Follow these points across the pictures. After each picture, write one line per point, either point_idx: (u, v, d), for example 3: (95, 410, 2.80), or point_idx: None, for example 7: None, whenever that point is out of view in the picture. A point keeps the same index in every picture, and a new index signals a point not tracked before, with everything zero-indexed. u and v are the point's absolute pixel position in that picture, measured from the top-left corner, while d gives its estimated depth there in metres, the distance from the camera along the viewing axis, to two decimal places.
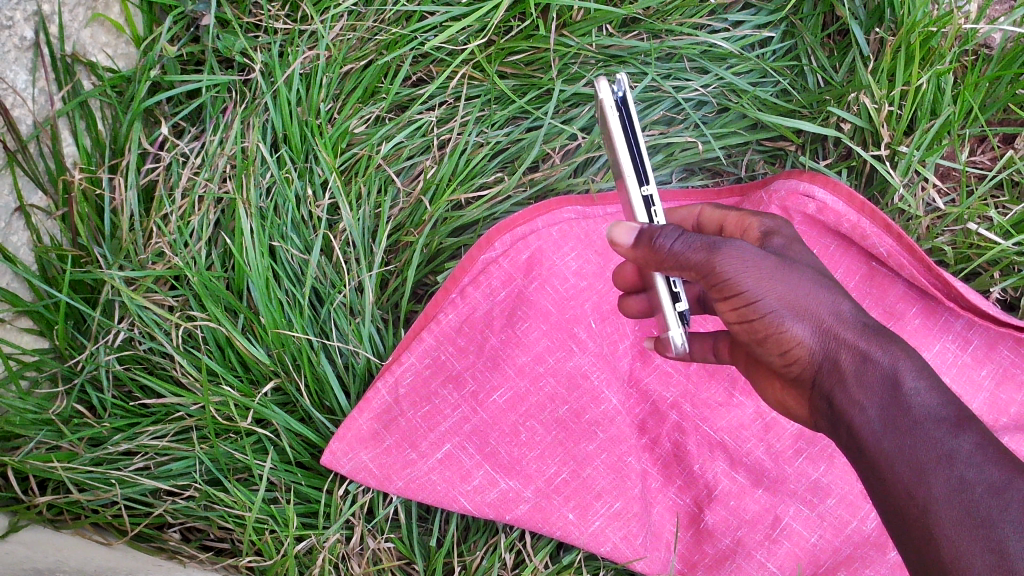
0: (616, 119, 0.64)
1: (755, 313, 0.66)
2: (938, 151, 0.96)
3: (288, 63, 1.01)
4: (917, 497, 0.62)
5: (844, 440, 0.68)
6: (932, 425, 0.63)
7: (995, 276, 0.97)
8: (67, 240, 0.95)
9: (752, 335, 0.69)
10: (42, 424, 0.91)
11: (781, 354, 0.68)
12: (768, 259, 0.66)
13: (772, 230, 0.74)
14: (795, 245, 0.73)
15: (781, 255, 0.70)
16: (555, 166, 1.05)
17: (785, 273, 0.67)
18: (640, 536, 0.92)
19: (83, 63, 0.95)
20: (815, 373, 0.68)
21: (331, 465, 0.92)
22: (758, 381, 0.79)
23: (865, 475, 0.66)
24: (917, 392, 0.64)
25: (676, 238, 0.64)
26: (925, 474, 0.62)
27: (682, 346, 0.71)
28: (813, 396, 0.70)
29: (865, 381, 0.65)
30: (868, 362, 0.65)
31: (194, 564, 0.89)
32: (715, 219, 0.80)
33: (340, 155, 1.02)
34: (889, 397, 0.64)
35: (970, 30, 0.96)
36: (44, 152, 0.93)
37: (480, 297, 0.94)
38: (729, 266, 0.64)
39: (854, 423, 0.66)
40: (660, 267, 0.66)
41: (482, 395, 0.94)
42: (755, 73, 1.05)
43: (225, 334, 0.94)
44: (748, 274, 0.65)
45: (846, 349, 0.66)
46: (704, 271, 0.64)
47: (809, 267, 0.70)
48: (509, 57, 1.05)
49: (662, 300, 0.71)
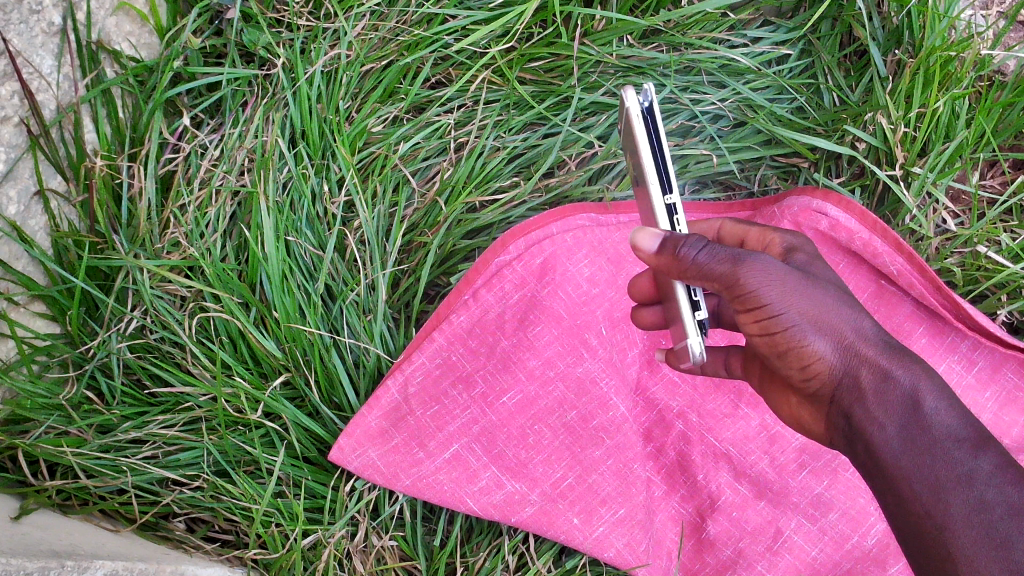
0: (641, 129, 0.63)
1: (776, 327, 0.67)
2: (950, 174, 0.97)
3: (310, 60, 1.01)
4: (935, 516, 0.63)
5: (861, 456, 0.68)
6: (952, 443, 0.64)
7: (1001, 299, 0.99)
8: (84, 226, 0.95)
9: (772, 349, 0.69)
10: (52, 408, 0.90)
11: (801, 368, 0.69)
12: (790, 273, 0.67)
13: (794, 246, 0.76)
14: (816, 260, 0.75)
15: (806, 271, 0.72)
16: (570, 173, 1.05)
17: (807, 289, 0.68)
18: (643, 543, 0.92)
19: (108, 51, 0.95)
20: (834, 390, 0.69)
21: (338, 460, 0.92)
22: (772, 395, 0.80)
23: (881, 491, 0.67)
24: (937, 412, 0.65)
25: (701, 248, 0.64)
26: (942, 492, 0.64)
27: (701, 356, 0.69)
28: (831, 414, 0.71)
29: (886, 401, 0.66)
30: (890, 381, 0.66)
31: (199, 555, 0.89)
32: (735, 234, 0.82)
33: (357, 153, 1.02)
34: (909, 416, 0.65)
35: (986, 56, 0.97)
36: (66, 138, 0.93)
37: (493, 299, 0.95)
38: (753, 277, 0.65)
39: (873, 441, 0.66)
40: (682, 276, 0.66)
41: (491, 397, 0.95)
42: (772, 90, 1.06)
43: (238, 327, 0.94)
44: (772, 287, 0.65)
45: (866, 366, 0.67)
46: (727, 281, 0.65)
47: (826, 281, 0.71)
48: (529, 63, 1.07)
49: (682, 310, 0.70)
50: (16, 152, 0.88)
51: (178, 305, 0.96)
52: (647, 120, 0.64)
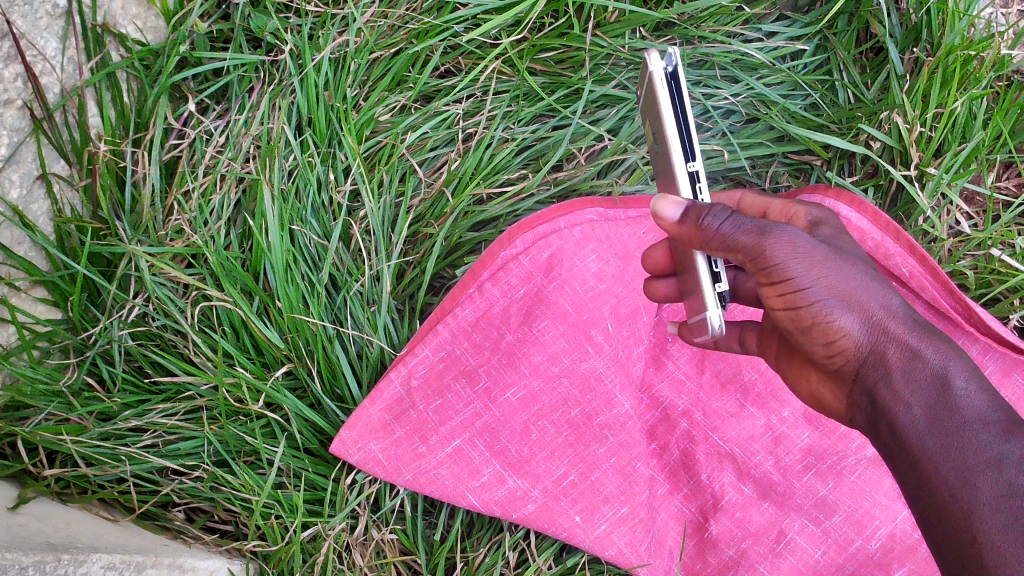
0: (664, 94, 0.62)
1: (801, 301, 0.66)
2: (966, 175, 0.95)
3: (318, 46, 1.00)
4: (961, 501, 0.62)
5: (884, 438, 0.68)
6: (982, 428, 0.63)
7: (1014, 304, 0.97)
8: (87, 211, 0.94)
9: (796, 323, 0.68)
10: (52, 395, 0.90)
11: (825, 344, 0.68)
12: (817, 248, 0.66)
13: (820, 220, 0.76)
14: (841, 235, 0.75)
15: (830, 245, 0.70)
16: (578, 167, 1.04)
17: (834, 264, 0.67)
18: (645, 542, 0.90)
19: (113, 34, 0.94)
20: (859, 366, 0.68)
21: (339, 453, 0.91)
22: (791, 373, 0.79)
23: (904, 475, 0.66)
24: (967, 395, 0.64)
25: (726, 219, 0.63)
26: (970, 477, 0.62)
27: (720, 328, 0.67)
28: (854, 391, 0.70)
29: (912, 380, 0.65)
30: (918, 360, 0.66)
31: (198, 545, 0.89)
32: (758, 207, 0.82)
33: (364, 142, 1.01)
34: (938, 397, 0.65)
35: (1006, 55, 0.95)
36: (70, 122, 0.92)
37: (498, 293, 0.95)
38: (779, 250, 0.64)
39: (899, 422, 0.66)
40: (703, 247, 0.65)
41: (495, 392, 0.94)
42: (786, 85, 1.05)
43: (241, 316, 0.93)
44: (798, 260, 0.65)
45: (894, 344, 0.66)
46: (751, 252, 0.64)
47: (854, 256, 0.70)
48: (541, 53, 1.05)
49: (702, 280, 0.68)
50: (19, 136, 0.88)
51: (180, 293, 0.95)
52: (671, 84, 0.64)
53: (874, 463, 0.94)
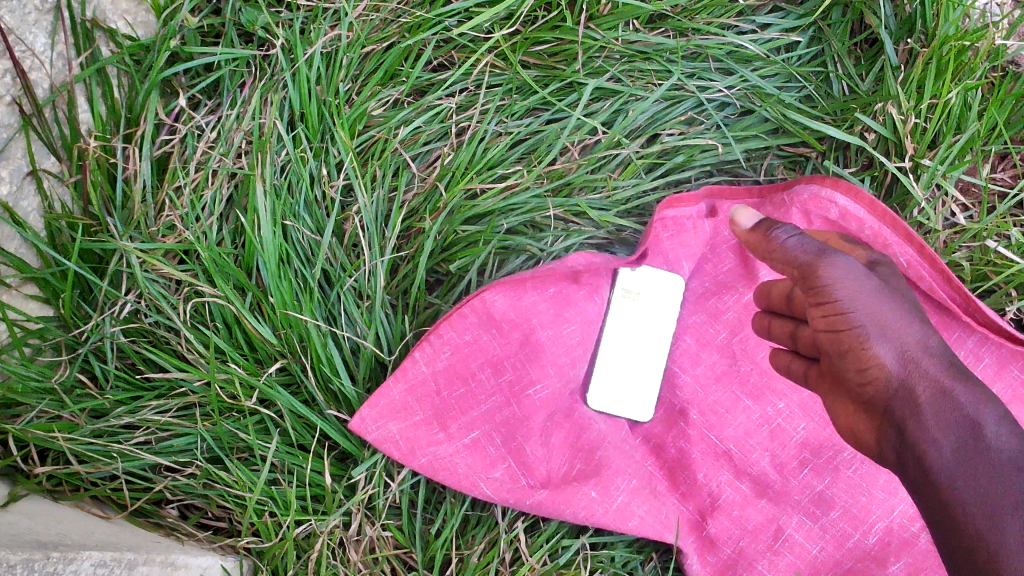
0: None
1: (843, 324, 0.70)
2: (961, 166, 0.95)
3: (310, 40, 0.99)
4: (989, 539, 0.62)
5: (910, 472, 0.69)
6: (1014, 470, 0.64)
7: (1010, 295, 0.96)
8: (78, 208, 0.93)
9: (835, 347, 0.72)
10: (44, 392, 0.90)
11: (859, 370, 0.71)
12: (867, 279, 0.71)
13: (879, 261, 0.79)
14: (899, 277, 0.78)
15: (882, 281, 0.74)
16: (572, 160, 1.03)
17: (880, 298, 0.71)
18: (664, 514, 0.92)
19: (103, 29, 0.94)
20: (891, 399, 0.70)
21: (358, 430, 0.88)
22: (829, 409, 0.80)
23: (930, 512, 0.67)
24: (998, 437, 0.65)
25: (792, 235, 0.73)
26: (998, 518, 0.63)
27: None
28: (883, 426, 0.71)
29: (943, 418, 0.66)
30: (950, 398, 0.67)
31: (192, 542, 0.88)
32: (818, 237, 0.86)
33: (357, 136, 1.01)
34: (968, 437, 0.65)
35: (1001, 45, 0.95)
36: (60, 118, 0.92)
37: (526, 284, 0.93)
38: (831, 273, 0.70)
39: (926, 456, 0.67)
40: (767, 257, 0.76)
41: (518, 386, 0.94)
42: (780, 77, 1.04)
43: (234, 312, 0.93)
44: (846, 287, 0.70)
45: (926, 380, 0.68)
46: (805, 270, 0.71)
47: (906, 299, 0.74)
48: (533, 47, 1.04)
49: None
50: (9, 133, 0.87)
51: (173, 289, 0.95)
52: None
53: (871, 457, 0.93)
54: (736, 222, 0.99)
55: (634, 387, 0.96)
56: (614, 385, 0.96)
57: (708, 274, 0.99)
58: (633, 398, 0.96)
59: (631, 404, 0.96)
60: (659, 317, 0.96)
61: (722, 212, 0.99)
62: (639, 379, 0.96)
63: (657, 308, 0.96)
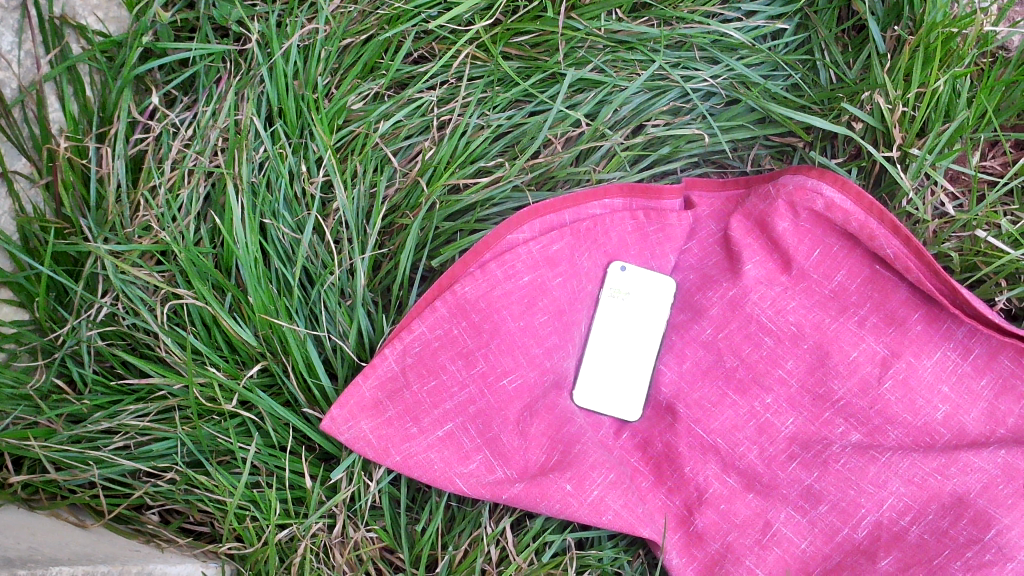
0: None
1: None
2: (949, 156, 0.93)
3: (286, 34, 0.97)
4: None
5: None
6: None
7: (1000, 285, 0.95)
8: (50, 210, 0.92)
9: None
10: (20, 398, 0.89)
11: None
12: None
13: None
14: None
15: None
16: (556, 153, 1.02)
17: None
18: (639, 506, 0.91)
19: (72, 26, 0.92)
20: None
21: (329, 431, 0.89)
22: None
23: None
24: None
25: None
26: None
27: None
28: None
29: None
30: None
31: (173, 549, 0.88)
32: None
33: (336, 132, 0.99)
34: None
35: (990, 32, 0.93)
36: (29, 118, 0.91)
37: (501, 275, 0.90)
38: None
39: None
40: None
41: (492, 377, 0.91)
42: (767, 66, 1.03)
43: (212, 313, 0.91)
44: None
45: None
46: None
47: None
48: (515, 37, 1.02)
49: None
50: None
51: (151, 291, 0.93)
52: None
53: (859, 450, 0.89)
54: (722, 208, 0.97)
55: (622, 385, 0.96)
56: (601, 383, 0.97)
57: (693, 268, 0.97)
58: (621, 396, 0.96)
59: (619, 403, 0.96)
60: (649, 316, 0.96)
61: (709, 198, 0.97)
62: (628, 378, 0.96)
63: (647, 307, 0.96)
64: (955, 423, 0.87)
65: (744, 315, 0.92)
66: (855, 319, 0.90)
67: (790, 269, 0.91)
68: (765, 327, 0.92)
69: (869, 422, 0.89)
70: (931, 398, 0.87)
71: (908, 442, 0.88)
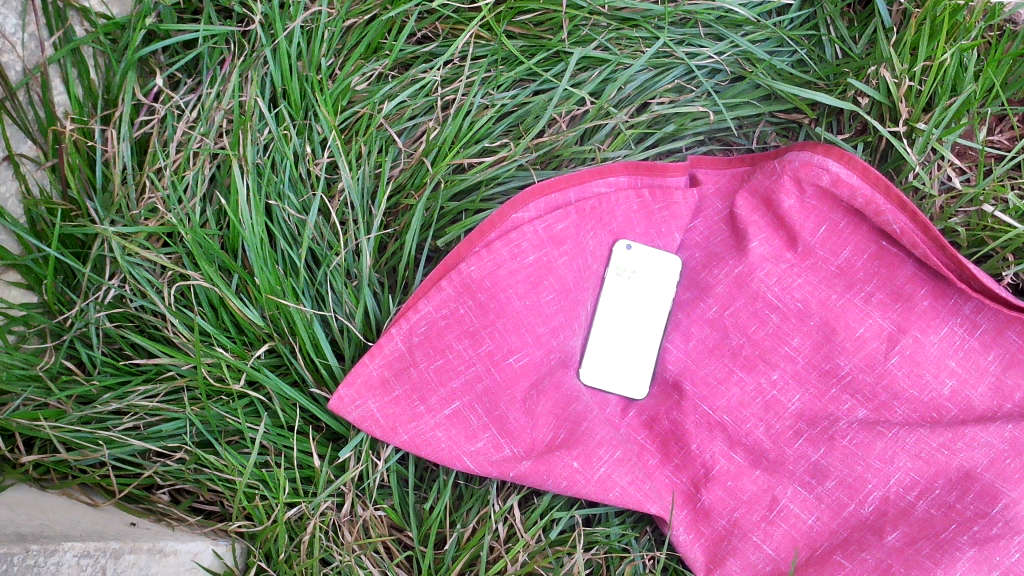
0: None
1: None
2: (956, 130, 0.93)
3: (289, 15, 0.97)
4: None
5: None
6: None
7: (1007, 259, 0.94)
8: (57, 192, 0.93)
9: None
10: (29, 379, 0.89)
11: None
12: None
13: None
14: None
15: None
16: (560, 132, 1.01)
17: None
18: (646, 482, 0.91)
19: (76, 8, 0.92)
20: None
21: (338, 410, 0.89)
22: None
23: None
24: None
25: None
26: None
27: None
28: None
29: None
30: None
31: (183, 527, 0.88)
32: None
33: (340, 113, 0.99)
34: None
35: (997, 4, 0.92)
36: (34, 100, 0.91)
37: (507, 254, 0.90)
38: None
39: None
40: None
41: (498, 356, 0.91)
42: (772, 42, 1.02)
43: (219, 294, 0.92)
44: None
45: None
46: None
47: None
48: (518, 16, 1.02)
49: None
50: None
51: (158, 272, 0.94)
52: None
53: (866, 426, 0.89)
54: (728, 185, 0.97)
55: (628, 364, 0.96)
56: (608, 361, 0.97)
57: (698, 246, 0.97)
58: (628, 374, 0.96)
59: (625, 381, 0.96)
60: (655, 295, 0.96)
61: (715, 175, 0.97)
62: (634, 357, 0.96)
63: (652, 286, 0.96)
64: (961, 399, 0.87)
65: (750, 292, 0.92)
66: (861, 296, 0.90)
67: (796, 245, 0.91)
68: (772, 303, 0.92)
69: (876, 397, 0.88)
70: (938, 373, 0.87)
71: (914, 417, 0.88)
